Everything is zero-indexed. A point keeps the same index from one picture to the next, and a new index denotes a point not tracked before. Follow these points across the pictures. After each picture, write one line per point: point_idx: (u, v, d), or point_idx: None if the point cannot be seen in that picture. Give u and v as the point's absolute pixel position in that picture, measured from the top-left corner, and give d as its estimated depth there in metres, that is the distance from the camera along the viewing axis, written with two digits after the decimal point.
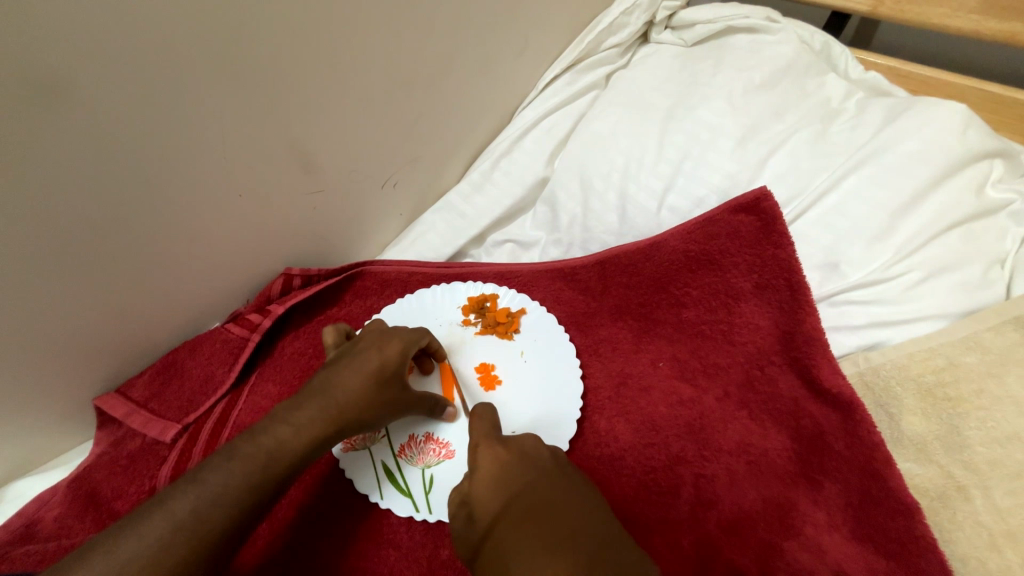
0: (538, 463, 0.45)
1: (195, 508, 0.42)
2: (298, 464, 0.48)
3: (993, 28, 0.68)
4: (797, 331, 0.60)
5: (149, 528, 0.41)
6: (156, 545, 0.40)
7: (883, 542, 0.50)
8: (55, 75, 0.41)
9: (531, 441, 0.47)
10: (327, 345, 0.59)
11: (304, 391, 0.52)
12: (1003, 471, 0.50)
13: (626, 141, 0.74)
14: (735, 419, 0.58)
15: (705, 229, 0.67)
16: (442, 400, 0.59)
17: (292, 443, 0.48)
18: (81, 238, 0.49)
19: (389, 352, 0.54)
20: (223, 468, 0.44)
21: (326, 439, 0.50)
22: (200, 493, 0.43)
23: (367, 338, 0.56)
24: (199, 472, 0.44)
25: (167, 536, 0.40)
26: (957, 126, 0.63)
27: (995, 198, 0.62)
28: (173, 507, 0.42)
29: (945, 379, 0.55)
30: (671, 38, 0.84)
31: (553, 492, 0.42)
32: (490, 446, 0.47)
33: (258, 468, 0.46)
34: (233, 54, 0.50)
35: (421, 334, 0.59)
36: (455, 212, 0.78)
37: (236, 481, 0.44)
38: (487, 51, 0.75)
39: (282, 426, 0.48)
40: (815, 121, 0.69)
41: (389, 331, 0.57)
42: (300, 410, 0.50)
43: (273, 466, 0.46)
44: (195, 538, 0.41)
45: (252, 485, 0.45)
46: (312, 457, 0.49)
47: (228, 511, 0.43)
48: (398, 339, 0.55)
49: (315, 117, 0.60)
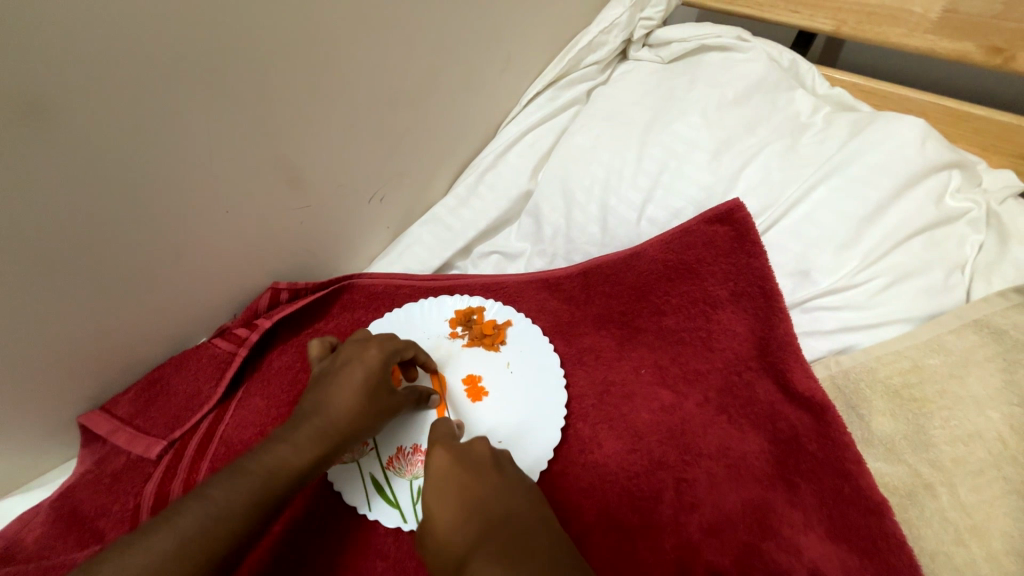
0: (479, 471, 0.46)
1: (203, 522, 0.42)
2: (300, 479, 0.49)
3: (946, 47, 0.71)
4: (771, 336, 0.62)
5: (159, 541, 0.41)
6: (163, 562, 0.40)
7: (855, 540, 0.52)
8: (44, 100, 0.43)
9: (480, 445, 0.48)
10: (314, 359, 0.60)
11: (300, 412, 0.53)
12: (966, 468, 0.51)
13: (605, 155, 0.77)
14: (714, 423, 0.60)
15: (682, 239, 0.69)
16: (428, 390, 0.62)
17: (293, 459, 0.49)
18: (67, 257, 0.51)
19: (370, 358, 0.56)
20: (229, 483, 0.45)
21: (327, 454, 0.51)
22: (207, 506, 0.43)
23: (347, 350, 0.58)
24: (204, 488, 0.45)
25: (174, 550, 0.41)
26: (916, 138, 0.66)
27: (954, 207, 0.65)
28: (178, 521, 0.42)
29: (911, 380, 0.57)
30: (648, 55, 0.87)
31: (502, 501, 0.44)
32: (444, 445, 0.48)
33: (262, 486, 0.46)
34: (216, 76, 0.51)
35: (406, 344, 0.61)
36: (442, 225, 0.80)
37: (240, 496, 0.45)
38: (468, 70, 0.77)
39: (283, 445, 0.49)
40: (786, 134, 0.72)
41: (368, 340, 0.59)
42: (297, 430, 0.51)
43: (277, 482, 0.47)
44: (205, 551, 0.42)
45: (255, 502, 0.45)
46: (314, 473, 0.50)
47: (235, 524, 0.44)
48: (375, 344, 0.57)
49: (299, 135, 0.61)
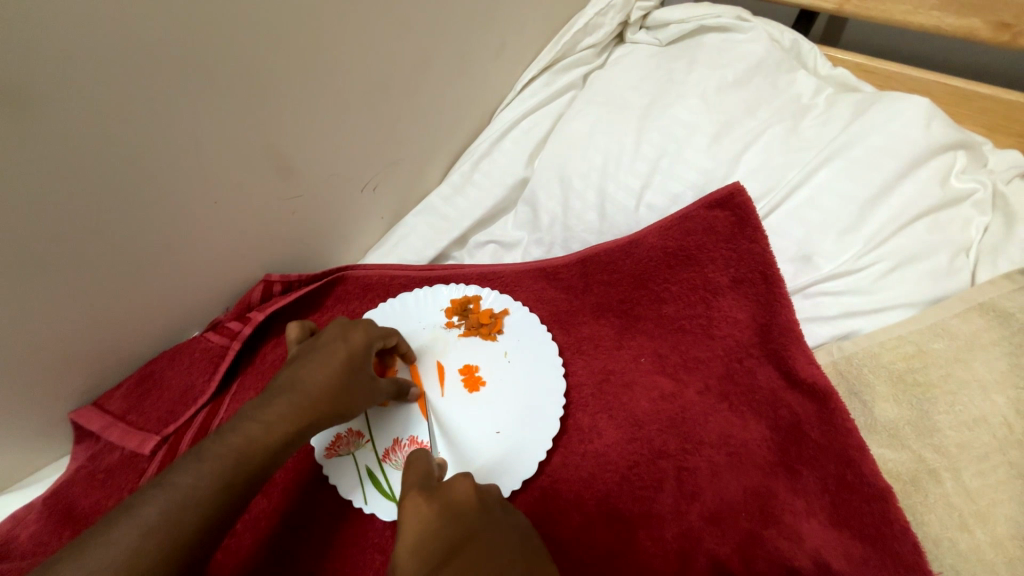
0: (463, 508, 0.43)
1: (165, 512, 0.42)
2: (272, 460, 0.47)
3: (951, 24, 0.70)
4: (773, 322, 0.61)
5: (121, 531, 0.41)
6: (127, 552, 0.40)
7: (857, 526, 0.51)
8: (26, 86, 0.41)
9: (462, 483, 0.44)
10: (292, 342, 0.58)
11: (272, 388, 0.51)
12: (972, 453, 0.51)
13: (603, 140, 0.75)
14: (716, 412, 0.59)
15: (681, 225, 0.68)
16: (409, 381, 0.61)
17: (262, 439, 0.47)
18: (54, 250, 0.49)
19: (353, 340, 0.55)
20: (193, 468, 0.44)
21: (302, 434, 0.49)
22: (170, 496, 0.43)
23: (330, 330, 0.56)
24: (165, 476, 0.44)
25: (136, 540, 0.41)
26: (922, 119, 0.64)
27: (959, 188, 0.64)
28: (140, 512, 0.42)
29: (915, 365, 0.56)
30: (646, 38, 0.85)
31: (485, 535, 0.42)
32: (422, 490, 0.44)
33: (228, 468, 0.45)
34: (204, 61, 0.50)
35: (390, 332, 0.59)
36: (437, 214, 0.79)
37: (205, 481, 0.44)
38: (463, 54, 0.75)
39: (252, 423, 0.48)
40: (787, 117, 0.70)
41: (352, 321, 0.57)
42: (268, 407, 0.49)
43: (245, 465, 0.46)
44: (169, 542, 0.41)
45: (222, 487, 0.44)
46: (286, 453, 0.49)
47: (201, 512, 0.43)
48: (360, 328, 0.56)
49: (290, 122, 0.60)
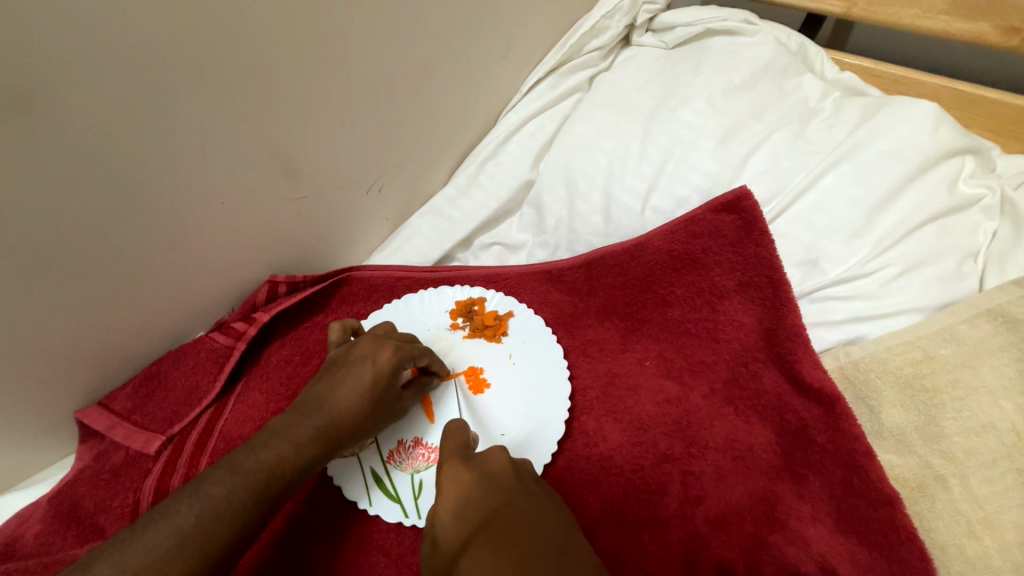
0: (498, 478, 0.43)
1: (198, 520, 0.43)
2: (297, 477, 0.49)
3: (960, 28, 0.70)
4: (780, 327, 0.61)
5: (156, 535, 0.42)
6: (162, 558, 0.41)
7: (865, 534, 0.51)
8: (34, 85, 0.41)
9: (497, 455, 0.45)
10: (331, 343, 0.60)
11: (301, 405, 0.53)
12: (978, 460, 0.51)
13: (609, 142, 0.75)
14: (721, 416, 0.59)
15: (687, 228, 0.68)
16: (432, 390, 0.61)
17: (291, 457, 0.49)
18: (61, 249, 0.49)
19: (382, 361, 0.55)
20: (227, 479, 0.45)
21: (326, 453, 0.51)
22: (204, 502, 0.44)
23: (362, 346, 0.56)
24: (201, 484, 0.45)
25: (172, 548, 0.41)
26: (930, 123, 0.64)
27: (967, 192, 0.63)
28: (175, 518, 0.43)
29: (922, 370, 0.56)
30: (652, 40, 0.85)
31: (518, 505, 0.42)
32: (456, 460, 0.45)
33: (260, 483, 0.46)
34: (211, 61, 0.50)
35: (423, 351, 0.59)
36: (442, 216, 0.79)
37: (239, 495, 0.45)
38: (469, 56, 0.75)
39: (282, 441, 0.49)
40: (793, 121, 0.70)
41: (384, 337, 0.57)
42: (296, 426, 0.50)
43: (273, 480, 0.47)
44: (202, 550, 0.42)
45: (255, 500, 0.46)
46: (313, 470, 0.50)
47: (234, 522, 0.44)
48: (391, 345, 0.56)
49: (295, 123, 0.60)
